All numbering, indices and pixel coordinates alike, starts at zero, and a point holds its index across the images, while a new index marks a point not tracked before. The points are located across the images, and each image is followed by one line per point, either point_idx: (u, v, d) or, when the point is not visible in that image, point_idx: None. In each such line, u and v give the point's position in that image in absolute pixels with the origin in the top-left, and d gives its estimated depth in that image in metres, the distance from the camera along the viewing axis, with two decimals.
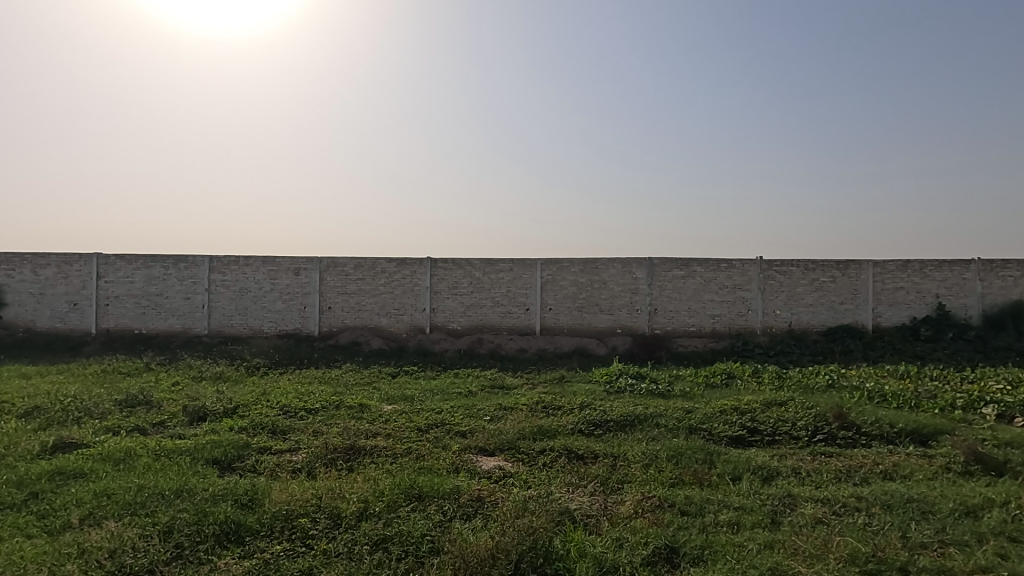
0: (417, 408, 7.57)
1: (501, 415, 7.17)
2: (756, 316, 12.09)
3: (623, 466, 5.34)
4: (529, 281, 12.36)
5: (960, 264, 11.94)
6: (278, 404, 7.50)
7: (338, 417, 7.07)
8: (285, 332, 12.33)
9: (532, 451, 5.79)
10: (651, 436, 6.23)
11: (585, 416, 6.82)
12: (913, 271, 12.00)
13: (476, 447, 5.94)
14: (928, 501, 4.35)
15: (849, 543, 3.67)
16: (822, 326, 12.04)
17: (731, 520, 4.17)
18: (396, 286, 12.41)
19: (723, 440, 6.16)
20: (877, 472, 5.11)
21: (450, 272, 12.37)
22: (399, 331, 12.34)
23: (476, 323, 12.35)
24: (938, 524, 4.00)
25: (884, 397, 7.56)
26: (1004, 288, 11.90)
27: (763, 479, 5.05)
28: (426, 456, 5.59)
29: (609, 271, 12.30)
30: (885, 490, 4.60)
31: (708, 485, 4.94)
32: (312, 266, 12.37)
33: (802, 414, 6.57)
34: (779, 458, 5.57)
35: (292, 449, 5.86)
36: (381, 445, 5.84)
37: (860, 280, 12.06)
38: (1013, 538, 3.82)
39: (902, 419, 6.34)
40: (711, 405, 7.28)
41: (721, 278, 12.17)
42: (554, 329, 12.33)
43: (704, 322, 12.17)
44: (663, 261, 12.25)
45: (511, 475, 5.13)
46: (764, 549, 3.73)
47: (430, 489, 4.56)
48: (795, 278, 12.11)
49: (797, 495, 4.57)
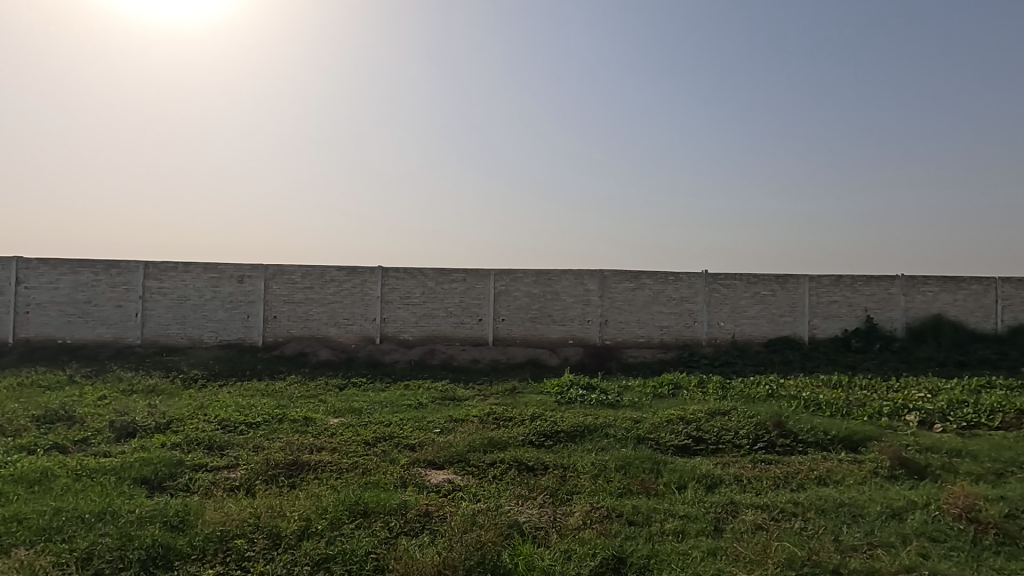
0: (364, 421, 7.37)
1: (451, 427, 7.08)
2: (702, 327, 12.50)
3: (572, 477, 5.36)
4: (483, 292, 12.33)
5: (886, 280, 12.76)
6: (216, 418, 7.14)
7: (280, 431, 6.79)
8: (226, 342, 11.79)
9: (482, 463, 5.73)
10: (600, 446, 6.30)
11: (536, 427, 6.83)
12: (845, 286, 12.72)
13: (425, 460, 5.83)
14: (858, 505, 4.57)
15: (786, 547, 3.80)
16: (762, 337, 12.58)
17: (677, 528, 4.25)
18: (346, 295, 12.10)
19: (669, 450, 6.30)
20: (813, 478, 5.34)
21: (402, 281, 12.20)
22: (349, 342, 12.04)
23: (428, 334, 12.21)
24: (867, 527, 4.20)
25: (818, 405, 7.94)
26: (924, 302, 12.82)
27: (707, 487, 5.19)
28: (373, 470, 5.45)
29: (562, 282, 12.44)
30: (819, 495, 4.81)
31: (655, 494, 5.02)
32: (258, 273, 11.95)
33: (744, 423, 6.82)
34: (723, 466, 5.75)
35: (230, 466, 5.57)
36: (326, 460, 5.65)
37: (797, 293, 12.68)
38: (933, 537, 4.05)
39: (835, 426, 6.66)
40: (658, 415, 7.43)
41: (669, 291, 12.53)
42: (507, 339, 12.34)
43: (653, 333, 12.48)
44: (614, 274, 12.50)
45: (460, 488, 5.06)
46: (707, 557, 3.81)
47: (376, 505, 4.43)
48: (738, 291, 12.60)
49: (739, 502, 4.71)
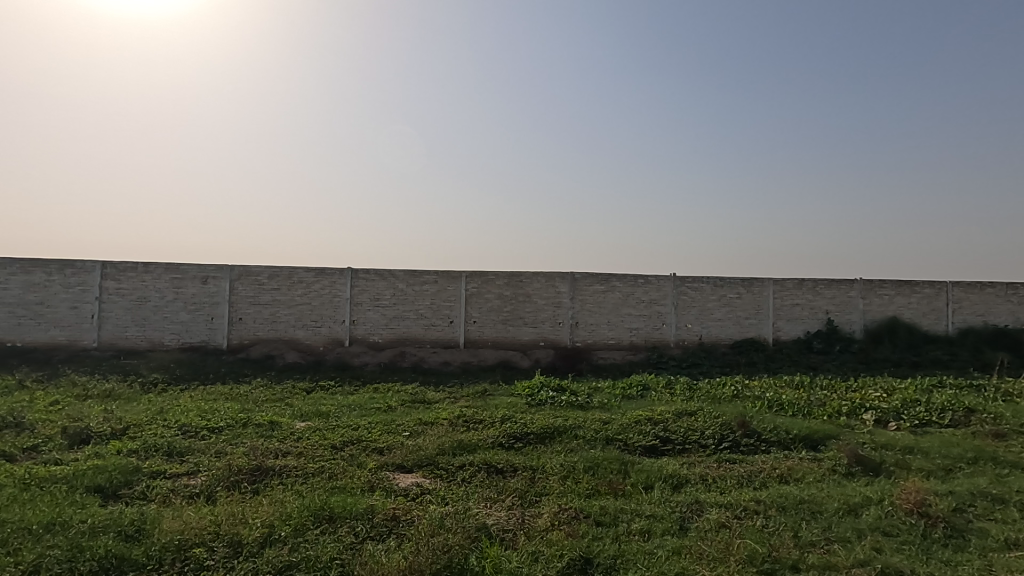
0: (332, 424, 7.25)
1: (420, 430, 7.03)
2: (671, 330, 12.71)
3: (541, 479, 5.38)
4: (454, 294, 12.28)
5: (846, 284, 13.21)
6: (176, 424, 6.92)
7: (244, 436, 6.63)
8: (188, 345, 11.46)
9: (451, 466, 5.70)
10: (569, 448, 6.34)
11: (506, 429, 6.83)
12: (807, 289, 13.11)
13: (393, 463, 5.77)
14: (817, 502, 4.71)
15: (748, 545, 3.88)
16: (729, 339, 12.86)
17: (643, 528, 4.31)
18: (314, 296, 11.89)
19: (637, 450, 6.38)
20: (775, 476, 5.48)
21: (372, 283, 12.06)
22: (317, 344, 11.83)
23: (399, 336, 12.09)
24: (825, 523, 4.33)
25: (781, 405, 8.15)
26: (881, 305, 13.30)
27: (673, 486, 5.27)
28: (340, 475, 5.36)
29: (533, 285, 12.48)
30: (781, 493, 4.94)
31: (622, 494, 5.08)
32: (222, 274, 11.65)
33: (710, 423, 6.96)
34: (689, 466, 5.85)
35: (190, 473, 5.41)
36: (292, 464, 5.54)
37: (762, 296, 13.01)
38: (887, 532, 4.20)
39: (797, 426, 6.85)
40: (626, 416, 7.52)
41: (639, 293, 12.70)
42: (478, 342, 12.31)
43: (623, 335, 12.63)
44: (585, 276, 12.61)
45: (428, 492, 5.02)
46: (672, 556, 3.87)
47: (342, 510, 4.36)
48: (705, 294, 12.86)
49: (703, 501, 4.80)
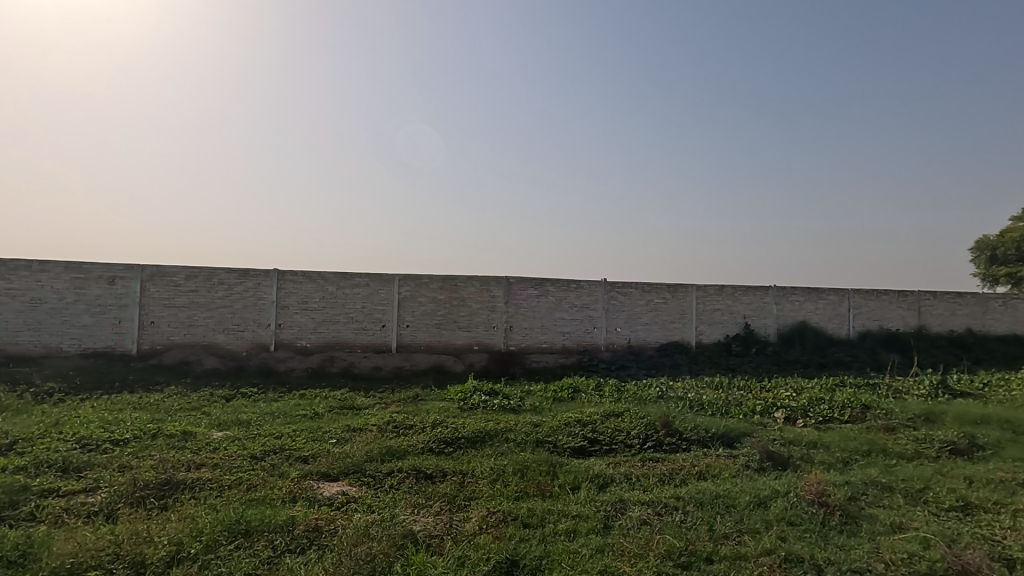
0: (252, 433, 6.91)
1: (348, 437, 6.83)
2: (601, 333, 13.07)
3: (470, 482, 5.37)
4: (386, 297, 12.04)
5: (761, 290, 14.10)
6: (74, 436, 6.34)
7: (153, 448, 6.18)
8: (92, 351, 10.56)
9: (379, 473, 5.58)
10: (500, 451, 6.37)
11: (437, 434, 6.77)
12: (727, 295, 13.88)
13: (318, 472, 5.57)
14: (731, 496, 4.99)
15: (667, 540, 4.05)
16: (656, 342, 13.39)
17: (568, 528, 4.39)
18: (236, 299, 11.30)
19: (566, 452, 6.50)
20: (694, 473, 5.75)
21: (300, 285, 11.61)
22: (239, 349, 11.23)
23: (328, 340, 11.70)
24: (737, 516, 4.59)
25: (702, 405, 8.57)
26: (792, 310, 14.30)
27: (599, 486, 5.41)
28: (260, 486, 5.11)
29: (468, 288, 12.46)
30: (699, 489, 5.19)
31: (550, 495, 5.16)
32: (132, 274, 10.83)
33: (635, 423, 7.21)
34: (615, 465, 6.03)
35: (89, 490, 4.98)
36: (206, 477, 5.22)
37: (686, 301, 13.65)
38: (791, 522, 4.50)
39: (715, 424, 7.23)
40: (557, 418, 7.66)
41: (571, 298, 12.97)
42: (411, 346, 12.13)
43: (556, 339, 12.86)
44: (519, 281, 12.73)
45: (354, 500, 4.88)
46: (595, 553, 3.98)
47: (260, 523, 4.16)
48: (634, 299, 13.33)
49: (627, 499, 4.97)
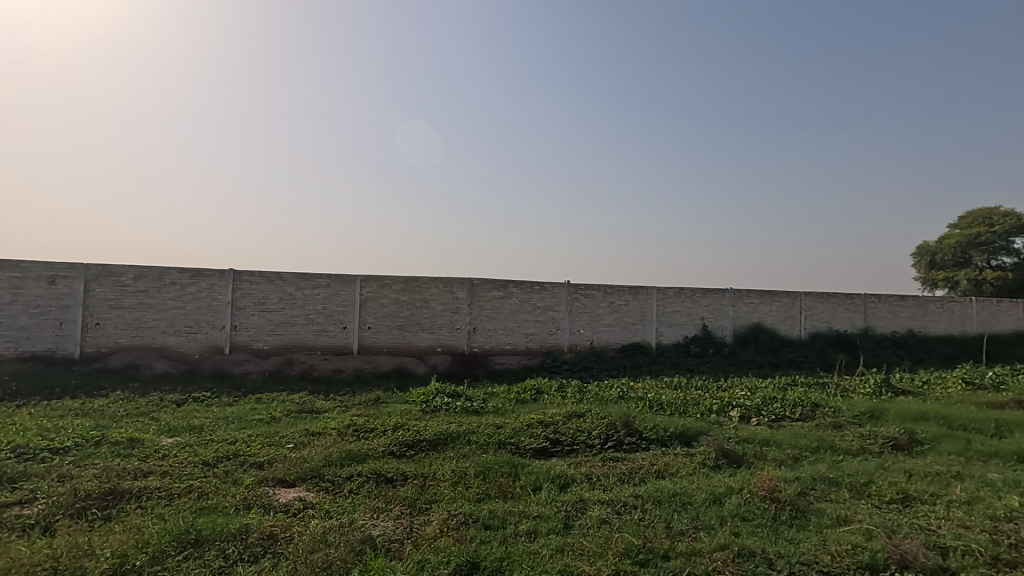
0: (205, 439, 6.67)
1: (306, 441, 6.68)
2: (564, 335, 13.19)
3: (432, 485, 5.33)
4: (348, 298, 11.83)
5: (718, 292, 14.52)
6: (8, 445, 5.98)
7: (97, 456, 5.89)
8: (30, 354, 9.98)
9: (338, 478, 5.47)
10: (462, 453, 6.35)
11: (398, 437, 6.69)
12: (686, 297, 14.23)
13: (274, 478, 5.42)
14: (688, 493, 5.12)
15: (625, 538, 4.12)
16: (617, 343, 13.60)
17: (529, 528, 4.41)
18: (189, 300, 10.89)
19: (528, 453, 6.52)
20: (653, 472, 5.87)
21: (257, 286, 11.28)
22: (192, 352, 10.83)
23: (286, 343, 11.41)
24: (693, 512, 4.70)
25: (661, 405, 8.76)
26: (747, 312, 14.77)
27: (560, 486, 5.46)
28: (211, 494, 4.93)
29: (431, 290, 12.36)
30: (657, 487, 5.30)
31: (511, 497, 5.17)
32: (75, 274, 10.30)
33: (597, 424, 7.31)
34: (576, 466, 6.09)
35: (24, 502, 4.70)
36: (154, 485, 5.00)
37: (647, 303, 13.92)
38: (744, 517, 4.65)
39: (673, 424, 7.39)
40: (519, 419, 7.68)
41: (535, 299, 13.04)
42: (373, 348, 11.96)
43: (519, 340, 12.91)
44: (483, 282, 12.72)
45: (312, 506, 4.77)
46: (556, 553, 4.01)
47: (211, 531, 4.02)
48: (597, 301, 13.51)
49: (587, 498, 5.03)
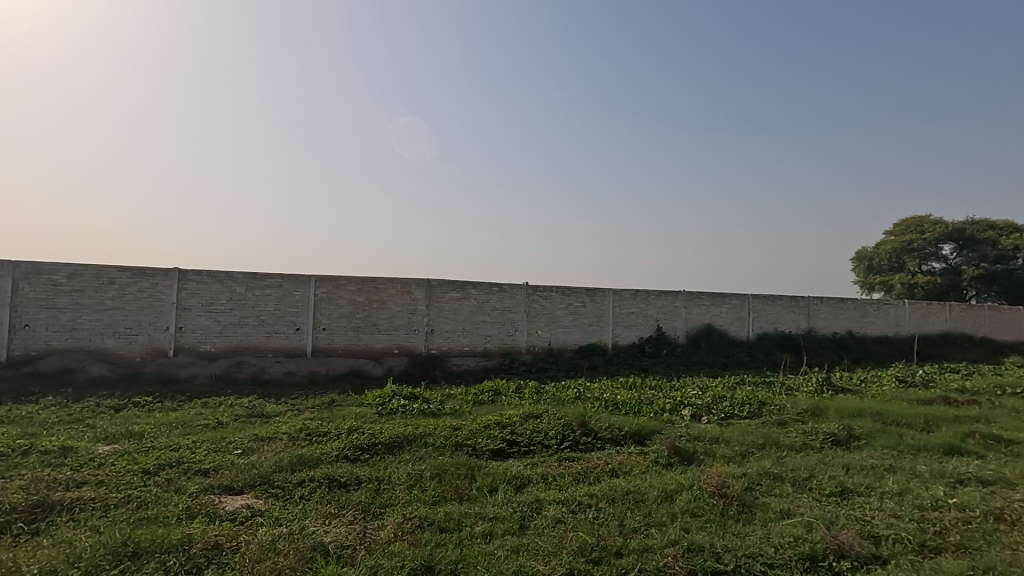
0: (146, 446, 6.36)
1: (256, 446, 6.46)
2: (522, 336, 13.25)
3: (386, 489, 5.25)
4: (301, 299, 11.52)
5: (672, 294, 14.90)
6: None
7: (24, 466, 5.52)
8: None
9: (288, 484, 5.31)
10: (418, 456, 6.28)
11: (353, 441, 6.56)
12: (641, 299, 14.54)
13: (220, 485, 5.22)
14: (641, 491, 5.23)
15: (579, 537, 4.17)
16: (574, 345, 13.76)
17: (485, 530, 4.40)
18: (130, 300, 10.35)
19: (485, 454, 6.52)
20: (607, 471, 5.97)
21: (204, 286, 10.84)
22: (132, 355, 10.29)
23: (235, 345, 11.00)
24: (646, 510, 4.81)
25: (616, 405, 8.91)
26: (699, 313, 15.23)
27: (516, 487, 5.48)
28: (152, 504, 4.70)
29: (388, 291, 12.18)
30: (611, 486, 5.39)
31: (467, 499, 5.15)
32: (2, 272, 9.63)
33: (553, 424, 7.37)
34: (532, 466, 6.13)
35: None
36: (88, 496, 4.73)
37: (603, 305, 14.14)
38: (694, 513, 4.78)
39: (628, 423, 7.54)
40: (476, 421, 7.66)
41: (493, 301, 13.05)
42: (328, 350, 11.67)
43: (477, 342, 12.88)
44: (441, 283, 12.63)
45: (260, 514, 4.61)
46: (511, 554, 4.02)
47: (151, 543, 3.83)
48: (554, 302, 13.63)
49: (543, 498, 5.07)
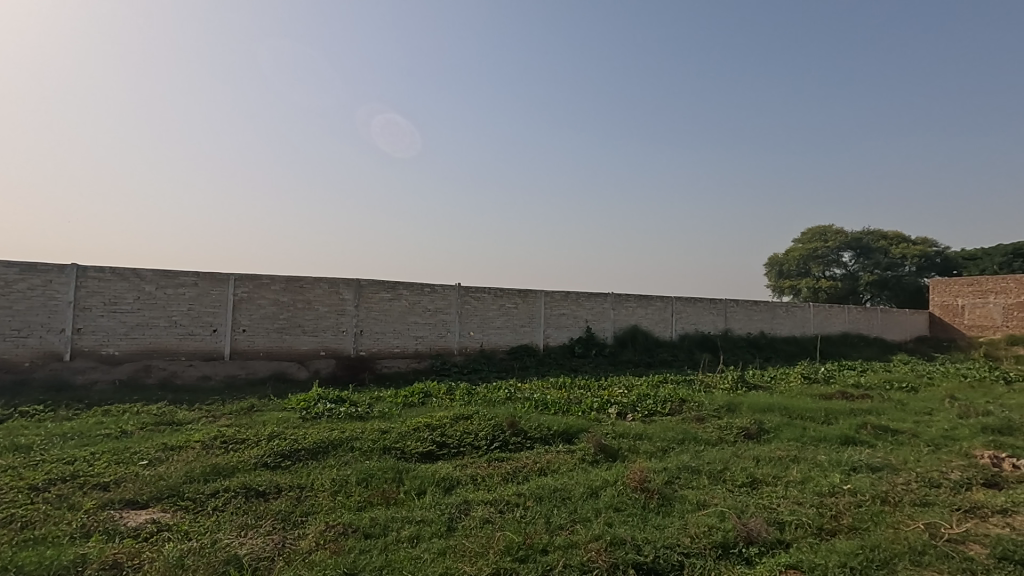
0: (34, 460, 5.76)
1: (164, 456, 6.02)
2: (454, 337, 13.19)
3: (308, 496, 5.06)
4: (219, 299, 10.87)
5: (601, 296, 15.35)
6: None
7: None
8: None
9: (200, 495, 4.99)
10: (344, 461, 6.09)
11: (273, 447, 6.27)
12: (571, 300, 14.87)
13: (121, 500, 4.82)
14: (567, 488, 5.35)
15: (506, 536, 4.20)
16: (506, 346, 13.86)
17: (412, 534, 4.34)
18: (18, 299, 9.35)
19: (414, 457, 6.42)
20: (535, 470, 6.05)
21: (107, 284, 9.98)
22: (19, 360, 9.29)
23: (143, 348, 10.19)
24: (572, 507, 4.92)
25: (545, 405, 9.05)
26: (626, 315, 15.78)
27: (445, 489, 5.44)
28: (40, 523, 4.27)
29: (314, 291, 11.75)
30: (539, 484, 5.47)
31: (394, 503, 5.05)
32: None
33: (483, 425, 7.38)
34: (462, 467, 6.11)
35: None
36: None
37: (535, 306, 14.34)
38: (617, 508, 4.94)
39: (557, 423, 7.68)
40: (406, 424, 7.54)
41: (424, 302, 12.89)
42: (248, 353, 11.08)
43: (408, 343, 12.68)
44: (371, 283, 12.34)
45: (167, 529, 4.30)
46: (437, 557, 3.98)
47: (37, 567, 3.48)
48: (487, 304, 13.67)
49: (471, 499, 5.06)
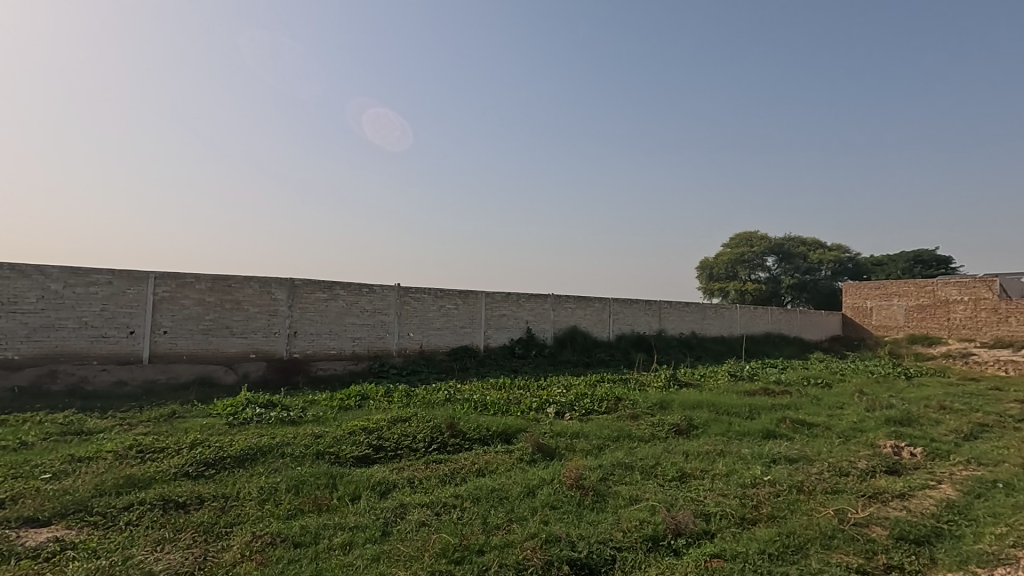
0: None
1: (71, 469, 5.55)
2: (393, 339, 12.95)
3: (234, 506, 4.81)
4: (136, 298, 10.14)
5: (541, 297, 15.53)
6: None
7: None
8: None
9: (111, 509, 4.63)
10: (274, 467, 5.84)
11: (196, 456, 5.92)
12: (512, 301, 14.96)
13: (18, 519, 4.39)
14: (505, 488, 5.37)
15: (442, 538, 4.17)
16: (446, 347, 13.75)
17: (344, 541, 4.22)
18: None
19: (348, 461, 6.25)
20: (473, 471, 6.04)
21: (5, 281, 9.03)
22: None
23: (48, 351, 9.28)
24: (508, 506, 4.95)
25: (484, 405, 9.05)
26: (566, 316, 16.05)
27: (380, 493, 5.32)
28: None
29: (244, 290, 11.21)
30: (477, 485, 5.47)
31: (327, 509, 4.90)
32: None
33: (421, 427, 7.29)
34: (398, 471, 6.00)
35: None
36: None
37: (476, 307, 14.32)
38: (553, 505, 5.01)
39: (496, 423, 7.70)
40: (340, 427, 7.33)
41: (362, 302, 12.58)
42: (170, 356, 10.41)
43: (344, 345, 12.32)
44: (305, 283, 11.91)
45: (72, 547, 3.97)
46: (370, 563, 3.89)
47: None
48: (427, 304, 13.52)
49: (407, 503, 4.98)
